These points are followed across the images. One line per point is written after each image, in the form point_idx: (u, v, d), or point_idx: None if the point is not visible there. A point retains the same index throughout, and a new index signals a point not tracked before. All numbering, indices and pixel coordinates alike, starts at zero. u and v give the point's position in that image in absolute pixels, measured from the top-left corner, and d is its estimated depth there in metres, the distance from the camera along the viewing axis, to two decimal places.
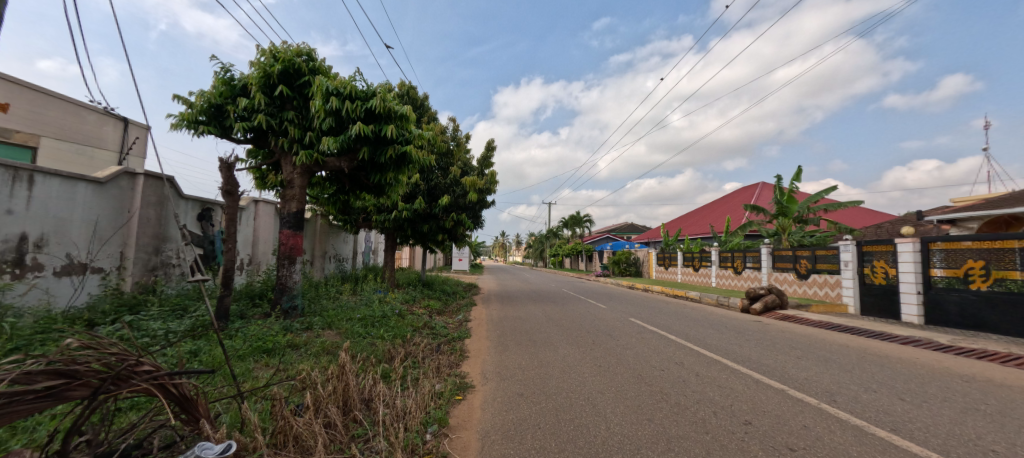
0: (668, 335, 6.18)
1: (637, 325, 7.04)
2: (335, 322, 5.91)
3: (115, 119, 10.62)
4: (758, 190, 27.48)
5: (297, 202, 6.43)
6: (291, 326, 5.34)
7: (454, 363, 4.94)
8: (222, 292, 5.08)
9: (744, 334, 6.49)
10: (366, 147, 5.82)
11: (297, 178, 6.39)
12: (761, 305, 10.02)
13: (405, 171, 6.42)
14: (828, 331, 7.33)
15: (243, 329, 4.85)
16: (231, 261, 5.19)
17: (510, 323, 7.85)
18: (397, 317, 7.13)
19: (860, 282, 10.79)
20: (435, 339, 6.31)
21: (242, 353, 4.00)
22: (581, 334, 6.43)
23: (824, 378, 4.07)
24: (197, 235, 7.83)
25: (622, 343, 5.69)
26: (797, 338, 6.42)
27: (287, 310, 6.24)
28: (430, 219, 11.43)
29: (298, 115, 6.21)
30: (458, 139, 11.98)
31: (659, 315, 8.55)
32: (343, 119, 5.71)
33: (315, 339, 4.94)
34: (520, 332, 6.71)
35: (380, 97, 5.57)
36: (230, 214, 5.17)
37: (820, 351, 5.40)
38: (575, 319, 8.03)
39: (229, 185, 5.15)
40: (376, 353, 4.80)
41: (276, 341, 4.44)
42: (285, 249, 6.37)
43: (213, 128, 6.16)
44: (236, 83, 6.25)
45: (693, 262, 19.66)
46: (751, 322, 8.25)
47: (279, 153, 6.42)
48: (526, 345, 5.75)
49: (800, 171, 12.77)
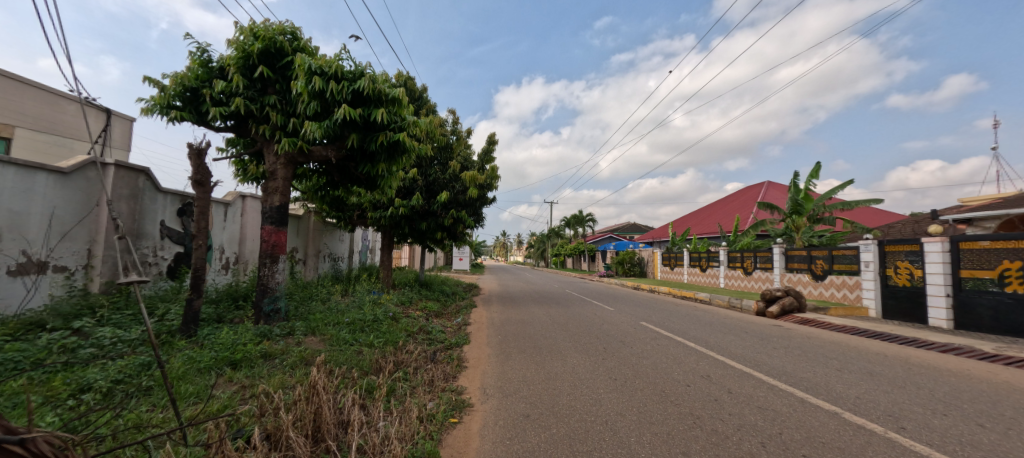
0: (687, 342, 5.64)
1: (650, 331, 6.50)
2: (320, 327, 5.35)
3: (98, 110, 10.09)
4: (765, 189, 26.93)
5: (280, 195, 5.88)
6: (269, 333, 4.78)
7: (450, 375, 4.39)
8: (190, 294, 4.53)
9: (769, 341, 5.94)
10: (354, 133, 5.25)
11: (280, 169, 5.84)
12: (778, 308, 9.45)
13: (398, 161, 5.86)
14: (856, 337, 6.78)
15: (212, 336, 4.31)
16: (200, 259, 4.65)
17: (511, 327, 7.30)
18: (391, 321, 6.58)
19: (883, 284, 10.19)
20: (430, 345, 5.77)
21: (203, 365, 3.45)
22: (590, 340, 5.89)
23: (878, 397, 3.51)
24: (177, 232, 7.29)
25: (637, 351, 5.15)
26: (828, 346, 5.85)
27: (269, 313, 5.69)
28: (428, 216, 10.88)
29: (281, 100, 5.67)
30: (457, 132, 11.43)
31: (671, 319, 8.01)
32: (329, 103, 5.16)
33: (294, 348, 4.39)
34: (524, 338, 6.16)
35: (369, 77, 5.01)
36: (200, 207, 4.63)
37: (860, 362, 4.83)
38: (582, 323, 7.46)
39: (199, 174, 4.59)
40: (362, 363, 4.25)
41: (246, 350, 3.88)
42: (267, 247, 5.82)
43: (189, 114, 5.63)
44: (214, 65, 5.72)
45: (700, 262, 19.07)
46: (771, 326, 7.70)
47: (260, 141, 5.87)
48: (530, 353, 5.20)
49: (816, 167, 12.18)
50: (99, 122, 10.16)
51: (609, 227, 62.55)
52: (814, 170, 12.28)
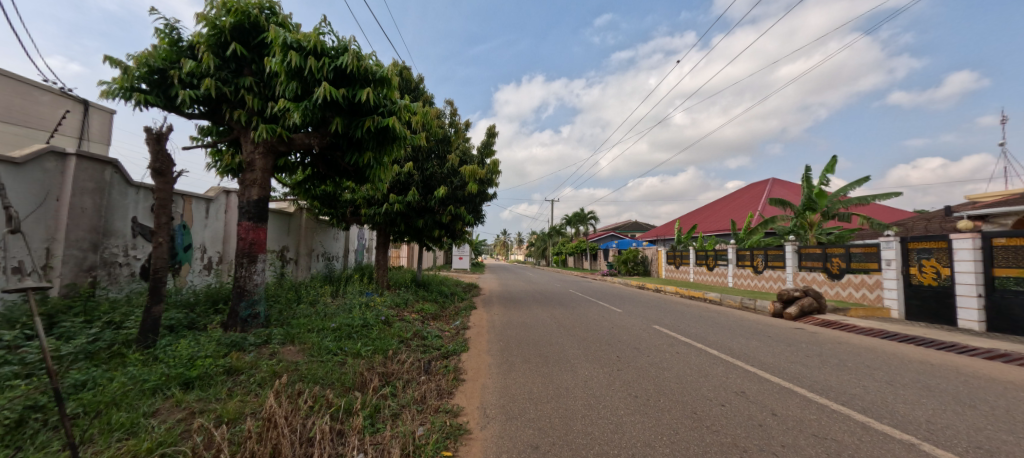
0: (709, 349, 5.09)
1: (665, 336, 5.97)
2: (300, 334, 4.79)
3: (77, 102, 9.56)
4: (771, 186, 26.40)
5: (258, 189, 5.31)
6: (240, 342, 4.24)
7: (445, 391, 3.84)
8: (148, 300, 4.00)
9: (799, 348, 5.39)
10: (337, 117, 4.67)
11: (258, 159, 5.27)
12: (797, 309, 8.87)
13: (388, 150, 5.27)
14: (888, 343, 6.23)
15: (172, 347, 3.75)
16: (161, 259, 4.09)
17: (514, 331, 6.75)
18: (383, 325, 6.03)
19: (905, 283, 9.63)
20: (425, 353, 5.24)
21: (148, 386, 2.89)
22: (601, 347, 5.32)
23: (954, 422, 2.95)
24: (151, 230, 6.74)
25: (655, 361, 4.61)
26: (864, 353, 5.28)
27: (246, 319, 5.14)
28: (425, 213, 10.30)
29: (258, 82, 5.12)
30: (456, 125, 10.85)
31: (685, 322, 7.47)
32: (309, 83, 4.59)
33: (268, 361, 3.83)
34: (529, 345, 5.61)
35: (353, 53, 4.44)
36: (159, 200, 4.07)
37: (909, 373, 4.27)
38: (590, 327, 6.90)
39: (158, 162, 4.03)
40: (343, 379, 3.70)
41: (206, 366, 3.33)
42: (243, 245, 5.25)
43: (156, 98, 5.06)
44: (184, 44, 5.18)
45: (707, 260, 18.52)
46: (792, 329, 7.17)
47: (236, 129, 5.29)
48: (536, 363, 4.65)
49: (834, 161, 11.59)
50: (77, 115, 9.57)
51: (610, 225, 61.85)
52: (830, 164, 11.70)
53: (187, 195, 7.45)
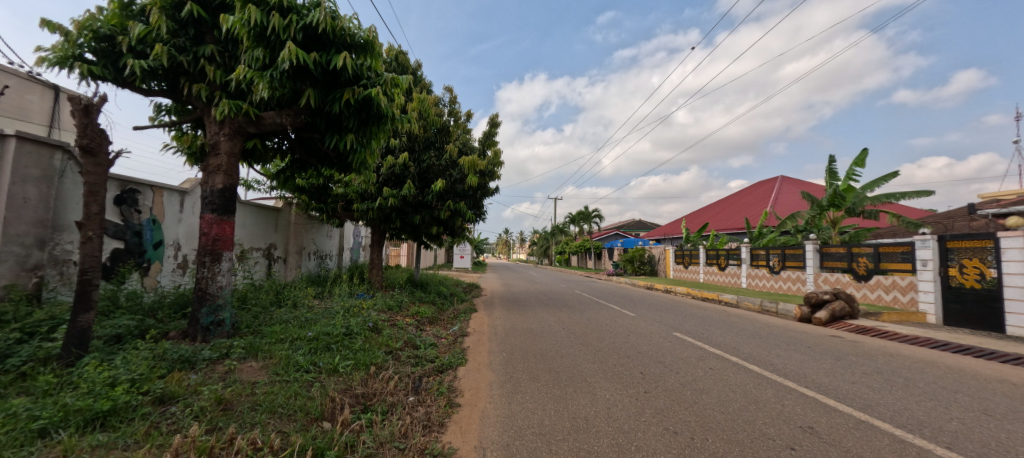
0: (750, 365, 4.33)
1: (692, 347, 5.20)
2: (267, 346, 4.06)
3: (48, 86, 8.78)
4: (783, 184, 25.51)
5: (223, 176, 4.57)
6: (190, 356, 3.53)
7: (434, 423, 3.12)
8: (74, 307, 3.29)
9: (851, 363, 4.62)
10: (310, 88, 3.93)
11: (223, 141, 4.53)
12: (827, 313, 8.10)
13: (373, 129, 4.53)
14: (945, 355, 5.45)
15: (97, 364, 3.03)
16: (91, 258, 3.35)
17: (519, 339, 5.99)
18: (369, 333, 5.30)
19: (944, 285, 8.83)
20: (416, 368, 4.52)
21: (33, 428, 2.16)
22: (620, 361, 4.58)
23: None
24: (115, 224, 6.02)
25: (687, 380, 3.87)
26: (928, 369, 4.51)
27: (207, 328, 4.43)
28: (422, 208, 9.56)
29: (222, 52, 4.41)
30: (456, 114, 10.12)
31: (708, 328, 6.72)
32: (276, 48, 3.86)
33: (217, 383, 3.11)
34: (536, 357, 4.85)
35: (326, 8, 3.70)
36: (89, 185, 3.34)
37: (1003, 399, 3.50)
38: (604, 334, 6.15)
39: (87, 139, 3.30)
40: (307, 407, 2.98)
41: (130, 394, 2.61)
42: (206, 241, 4.52)
43: (104, 70, 4.34)
44: (136, 8, 4.47)
45: (718, 260, 17.75)
46: (830, 338, 6.39)
47: (198, 107, 4.58)
48: (546, 382, 3.91)
49: (863, 154, 10.77)
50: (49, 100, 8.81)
51: (614, 223, 61.01)
52: (860, 158, 10.84)
53: (158, 187, 6.73)
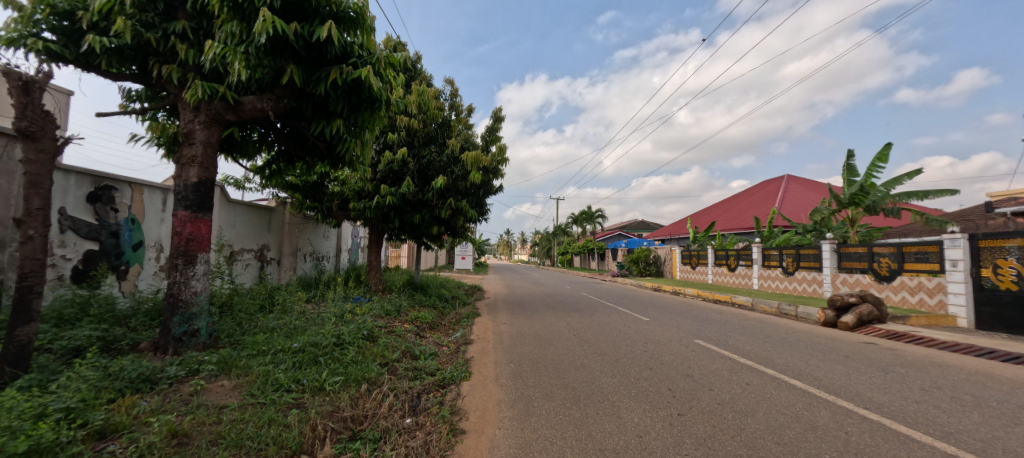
0: (792, 379, 3.83)
1: (719, 357, 4.70)
2: (244, 361, 3.57)
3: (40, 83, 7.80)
4: (792, 183, 24.95)
5: (197, 168, 4.08)
6: (151, 374, 3.04)
7: (432, 456, 2.61)
8: (11, 319, 2.82)
9: (903, 377, 4.10)
10: (291, 65, 3.44)
11: (199, 130, 4.05)
12: (854, 317, 7.59)
13: (365, 115, 4.04)
14: (998, 364, 4.93)
15: (27, 388, 2.52)
16: (32, 261, 2.87)
17: (528, 347, 5.48)
18: (363, 342, 4.81)
19: (976, 286, 8.24)
20: (415, 382, 4.02)
21: None
22: (642, 374, 4.09)
23: None
24: (87, 224, 5.54)
25: (724, 400, 3.37)
26: (991, 383, 4.00)
27: (180, 339, 3.94)
28: (422, 206, 9.06)
29: (196, 29, 3.94)
30: (457, 108, 9.63)
31: (731, 334, 6.22)
32: (251, 18, 3.37)
33: (175, 410, 2.61)
34: (548, 370, 4.36)
35: None
36: (30, 176, 2.86)
37: None
38: (619, 342, 5.67)
39: (26, 121, 2.82)
40: (282, 438, 2.48)
41: (56, 428, 2.11)
42: (178, 242, 4.02)
43: (63, 48, 3.86)
44: None
45: (728, 261, 17.23)
46: (865, 346, 5.88)
47: (171, 92, 4.10)
48: (563, 401, 3.41)
49: (884, 149, 10.25)
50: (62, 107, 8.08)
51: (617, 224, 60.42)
52: (882, 152, 10.31)
53: (136, 183, 6.25)
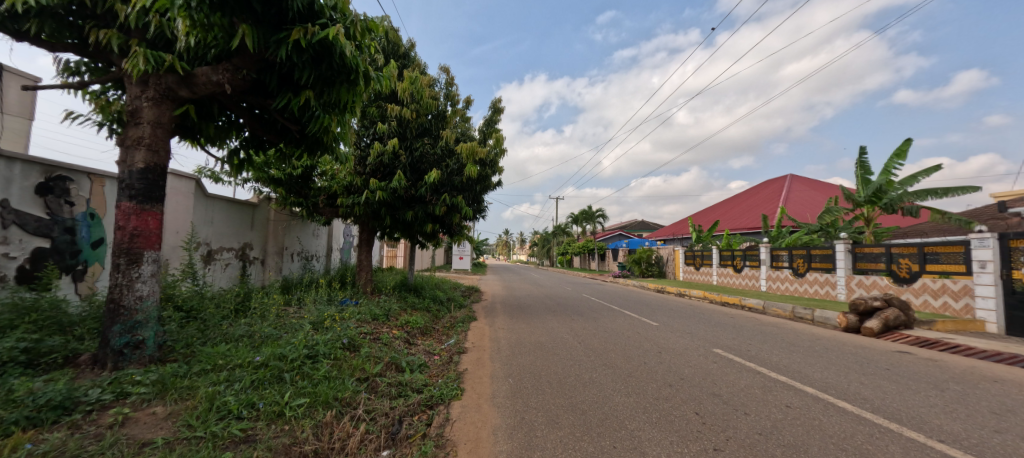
0: (839, 401, 3.26)
1: (747, 370, 4.13)
2: (190, 381, 2.99)
3: (3, 68, 7.21)
4: (797, 183, 24.41)
5: (145, 151, 3.49)
6: (67, 399, 2.47)
7: None
8: None
9: (965, 397, 3.53)
10: (245, 24, 2.86)
11: (146, 107, 3.47)
12: (880, 323, 7.05)
13: (339, 89, 3.46)
14: None
15: None
16: None
17: (529, 358, 4.92)
18: (341, 352, 4.22)
19: (1006, 290, 7.68)
20: (397, 402, 3.45)
21: None
22: (662, 392, 3.53)
23: None
24: (37, 219, 4.95)
25: (764, 427, 2.81)
26: None
27: (121, 351, 3.36)
28: (414, 202, 8.47)
29: None
30: (453, 99, 9.06)
31: (752, 343, 5.63)
32: None
33: (75, 452, 2.03)
34: (553, 386, 3.79)
35: None
36: None
37: None
38: (630, 351, 5.11)
39: None
40: None
41: None
42: (121, 238, 3.43)
43: None
44: None
45: (734, 262, 16.68)
46: (901, 355, 5.32)
47: (115, 63, 3.52)
48: (572, 429, 2.84)
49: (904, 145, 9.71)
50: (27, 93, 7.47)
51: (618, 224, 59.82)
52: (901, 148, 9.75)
53: (97, 174, 5.66)
